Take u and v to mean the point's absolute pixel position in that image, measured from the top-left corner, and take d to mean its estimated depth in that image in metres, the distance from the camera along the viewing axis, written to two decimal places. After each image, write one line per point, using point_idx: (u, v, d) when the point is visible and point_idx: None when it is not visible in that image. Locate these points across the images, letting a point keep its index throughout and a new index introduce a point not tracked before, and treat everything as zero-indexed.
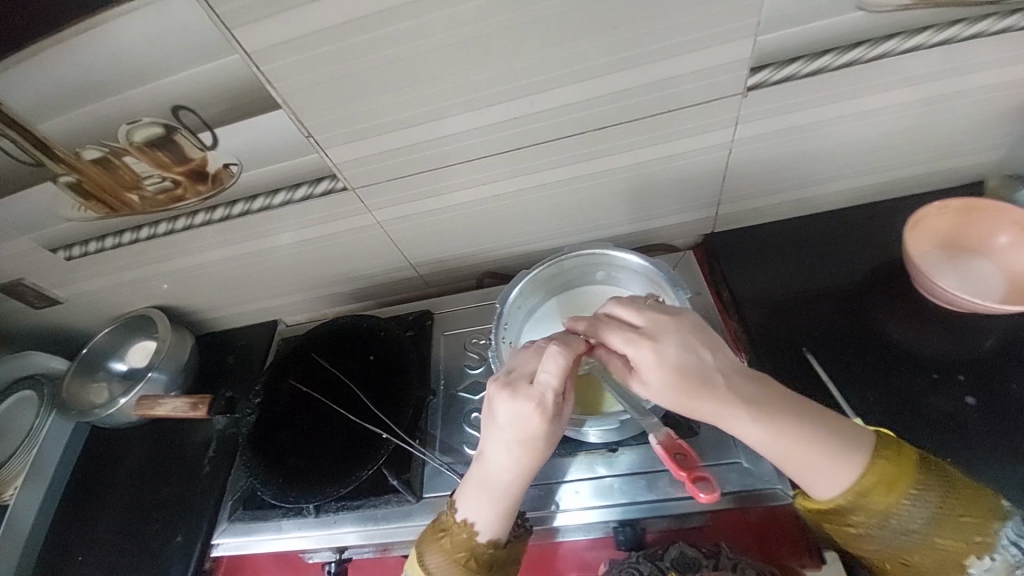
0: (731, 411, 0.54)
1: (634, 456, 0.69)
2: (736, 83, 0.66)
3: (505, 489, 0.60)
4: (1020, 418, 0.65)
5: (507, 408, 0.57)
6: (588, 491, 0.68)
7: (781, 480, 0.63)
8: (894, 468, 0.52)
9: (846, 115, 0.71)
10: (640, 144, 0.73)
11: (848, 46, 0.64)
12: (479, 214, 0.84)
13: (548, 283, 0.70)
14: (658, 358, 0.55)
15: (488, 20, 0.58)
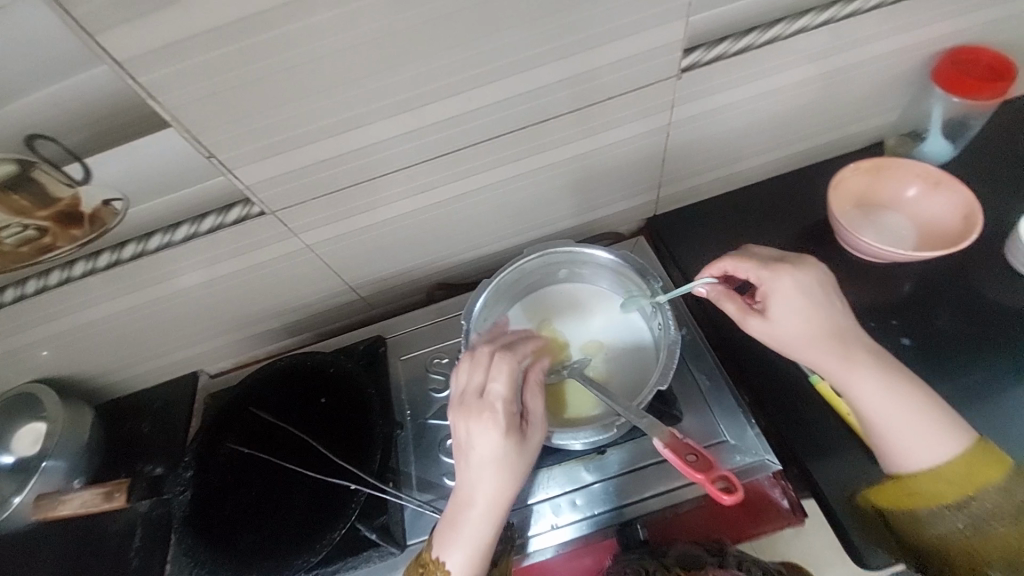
0: (879, 380, 0.58)
1: (623, 454, 0.67)
2: (670, 65, 0.65)
3: (483, 520, 0.55)
4: (948, 354, 0.71)
5: (471, 427, 0.54)
6: (583, 499, 0.65)
7: (767, 450, 0.65)
8: (986, 465, 0.55)
9: (770, 89, 0.73)
10: (582, 135, 0.71)
11: (769, 23, 0.67)
12: (421, 224, 0.77)
13: (511, 292, 0.66)
14: (774, 299, 0.61)
15: (412, 10, 0.53)
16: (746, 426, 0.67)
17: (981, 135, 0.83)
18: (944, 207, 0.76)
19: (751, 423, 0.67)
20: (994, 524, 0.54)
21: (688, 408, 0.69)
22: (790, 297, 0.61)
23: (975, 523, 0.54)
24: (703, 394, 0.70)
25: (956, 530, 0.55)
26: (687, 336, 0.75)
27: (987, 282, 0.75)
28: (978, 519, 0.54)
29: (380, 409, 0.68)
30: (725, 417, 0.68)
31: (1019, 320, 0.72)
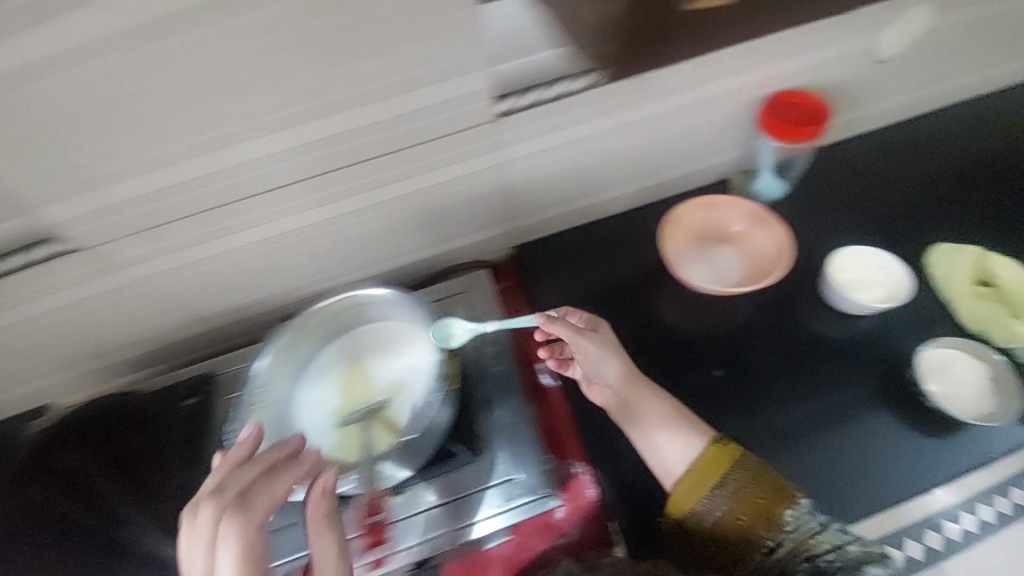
0: (673, 424, 0.66)
1: (415, 494, 0.63)
2: (484, 110, 0.67)
3: None
4: (758, 385, 0.76)
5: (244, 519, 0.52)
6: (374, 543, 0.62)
7: (552, 487, 0.63)
8: (718, 459, 0.63)
9: (597, 131, 0.78)
10: (415, 172, 0.73)
11: (578, 74, 0.70)
12: (264, 257, 0.77)
13: (314, 333, 0.64)
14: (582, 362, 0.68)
15: (192, 60, 0.54)
16: (538, 461, 0.64)
17: (813, 174, 0.88)
18: (765, 243, 0.81)
19: (545, 456, 0.65)
20: (741, 499, 0.61)
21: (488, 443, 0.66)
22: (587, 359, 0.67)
23: (727, 503, 0.62)
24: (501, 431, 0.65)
25: (723, 519, 0.62)
26: (501, 372, 0.68)
27: (806, 318, 0.79)
28: (725, 501, 0.62)
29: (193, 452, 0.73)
30: (519, 452, 0.65)
31: (825, 353, 0.77)
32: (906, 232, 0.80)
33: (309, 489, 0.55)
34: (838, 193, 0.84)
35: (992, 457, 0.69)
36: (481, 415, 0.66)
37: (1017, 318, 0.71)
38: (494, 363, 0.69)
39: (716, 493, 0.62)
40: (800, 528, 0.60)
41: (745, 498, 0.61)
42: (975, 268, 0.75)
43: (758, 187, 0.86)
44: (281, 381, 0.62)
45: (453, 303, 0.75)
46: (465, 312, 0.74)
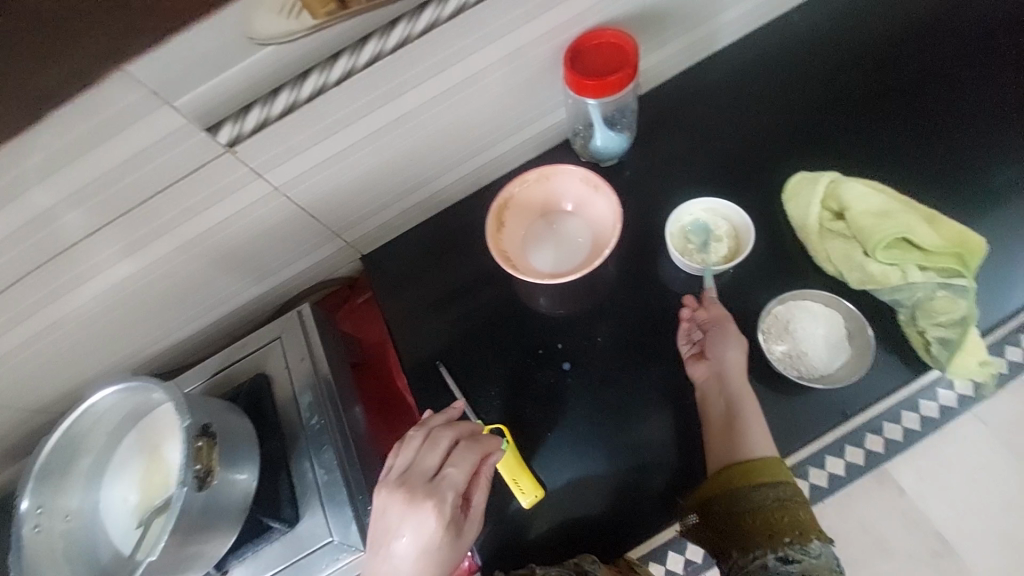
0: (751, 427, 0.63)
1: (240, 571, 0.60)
2: (204, 147, 0.56)
3: None
4: (606, 372, 0.73)
5: (419, 528, 0.54)
6: None
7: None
8: (778, 463, 0.61)
9: (378, 129, 0.66)
10: (183, 218, 0.63)
11: (298, 77, 0.55)
12: (75, 336, 0.73)
13: (89, 436, 0.59)
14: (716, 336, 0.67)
15: None
16: (352, 520, 0.58)
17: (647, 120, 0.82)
18: (605, 213, 0.74)
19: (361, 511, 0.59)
20: (777, 507, 0.59)
21: (304, 507, 0.60)
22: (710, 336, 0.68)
23: (764, 508, 0.59)
24: (318, 491, 0.60)
25: (762, 507, 0.59)
26: (317, 425, 0.63)
27: (657, 283, 0.74)
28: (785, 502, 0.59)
29: None
30: (332, 511, 0.59)
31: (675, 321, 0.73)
32: (744, 173, 0.77)
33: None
34: (686, 146, 0.80)
35: (854, 412, 0.65)
36: (293, 477, 0.61)
37: (868, 254, 0.65)
38: (309, 416, 0.63)
39: (771, 494, 0.59)
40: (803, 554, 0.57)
41: (797, 504, 0.59)
42: (828, 198, 0.70)
43: (599, 146, 0.77)
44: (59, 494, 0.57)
45: (269, 352, 0.68)
46: (281, 361, 0.67)
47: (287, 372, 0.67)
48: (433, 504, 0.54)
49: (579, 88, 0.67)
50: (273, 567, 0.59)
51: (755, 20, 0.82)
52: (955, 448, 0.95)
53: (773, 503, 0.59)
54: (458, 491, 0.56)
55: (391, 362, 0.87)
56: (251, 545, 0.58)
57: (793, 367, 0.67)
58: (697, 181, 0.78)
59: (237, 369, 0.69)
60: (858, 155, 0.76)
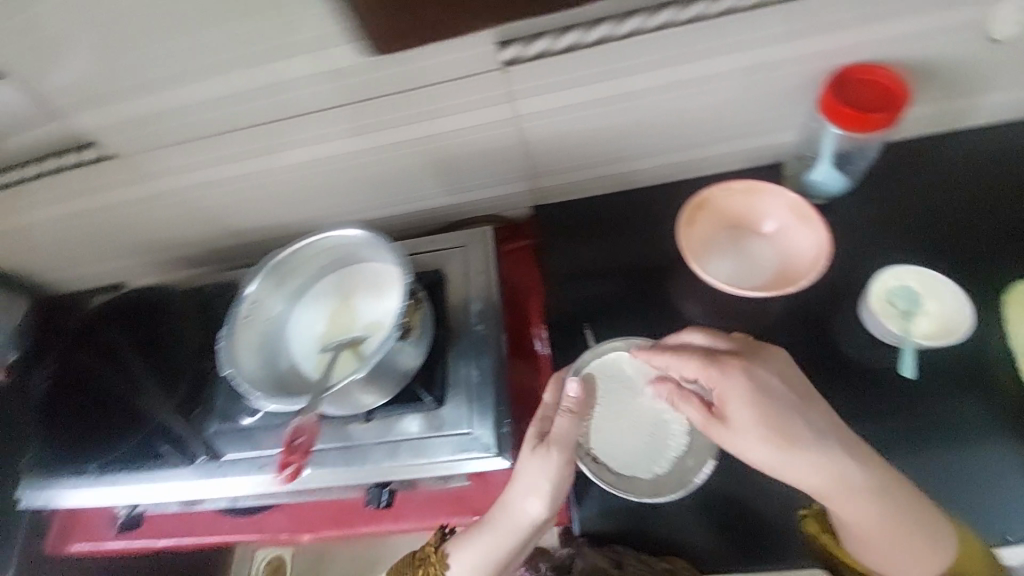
0: (787, 455, 0.55)
1: (381, 425, 0.67)
2: (488, 57, 0.61)
3: (488, 535, 0.65)
4: None
5: (554, 452, 0.62)
6: (330, 457, 0.67)
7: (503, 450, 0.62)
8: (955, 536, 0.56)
9: (626, 91, 0.69)
10: (430, 116, 0.68)
11: (594, 21, 0.60)
12: (285, 184, 0.81)
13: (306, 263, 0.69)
14: (732, 393, 0.57)
15: None
16: (494, 422, 0.64)
17: (869, 172, 0.79)
18: (806, 245, 0.72)
19: (503, 419, 0.64)
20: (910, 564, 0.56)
21: (453, 394, 0.66)
22: (720, 383, 0.57)
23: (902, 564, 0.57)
24: (467, 387, 0.66)
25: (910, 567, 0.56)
26: (480, 331, 0.68)
27: (827, 334, 0.72)
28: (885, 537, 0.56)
29: (204, 345, 0.75)
30: (478, 407, 0.65)
31: (836, 380, 0.70)
32: (954, 259, 0.73)
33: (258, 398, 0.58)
34: (902, 212, 0.76)
35: (1016, 539, 0.61)
36: (448, 367, 0.67)
37: None
38: (476, 321, 0.69)
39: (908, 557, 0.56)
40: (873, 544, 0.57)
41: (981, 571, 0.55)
42: None
43: (815, 179, 0.78)
44: (267, 301, 0.67)
45: (451, 255, 0.75)
46: (460, 266, 0.73)
47: (463, 277, 0.73)
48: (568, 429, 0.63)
49: (831, 114, 0.66)
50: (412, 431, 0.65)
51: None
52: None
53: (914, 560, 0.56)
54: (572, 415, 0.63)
55: (530, 305, 0.85)
56: (400, 407, 0.65)
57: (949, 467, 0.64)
58: (905, 250, 0.75)
59: (418, 260, 0.76)
60: None
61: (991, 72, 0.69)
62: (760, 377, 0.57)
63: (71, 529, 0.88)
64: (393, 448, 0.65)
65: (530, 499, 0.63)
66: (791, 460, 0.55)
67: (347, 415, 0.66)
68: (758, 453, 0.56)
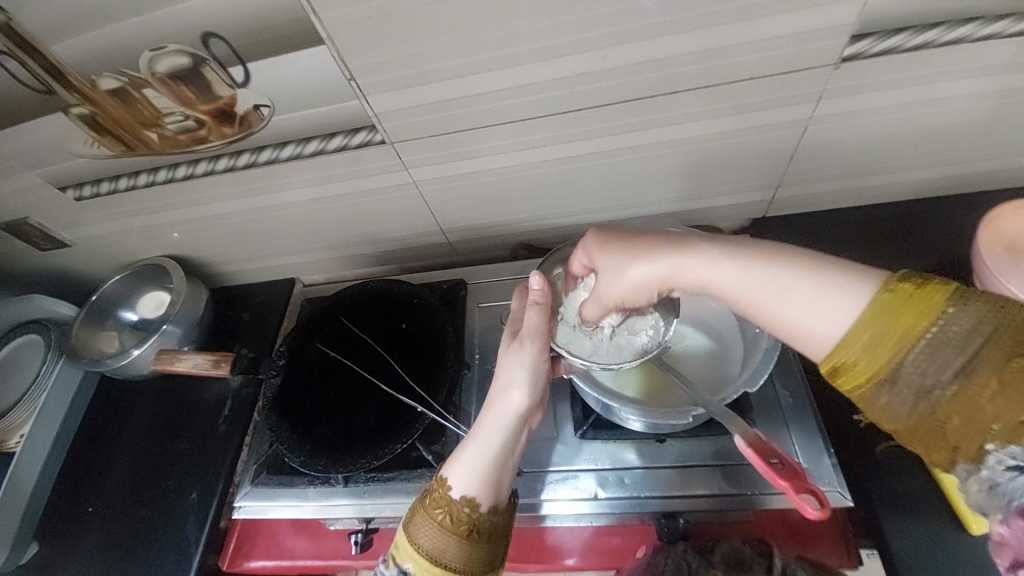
0: (627, 266, 0.54)
1: (683, 448, 0.64)
2: (831, 52, 0.58)
3: (489, 424, 0.59)
4: None
5: (524, 347, 0.61)
6: (631, 479, 0.63)
7: (841, 483, 0.61)
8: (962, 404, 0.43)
9: (938, 99, 0.64)
10: (728, 112, 0.65)
11: (959, 21, 0.56)
12: (526, 181, 0.77)
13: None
14: (606, 277, 0.56)
15: None
16: (822, 454, 0.63)
17: None
18: None
19: (829, 452, 0.64)
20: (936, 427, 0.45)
21: (760, 416, 0.67)
22: (596, 249, 0.57)
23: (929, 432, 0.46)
24: (783, 410, 0.67)
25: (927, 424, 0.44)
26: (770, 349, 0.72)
27: None
28: (926, 394, 0.44)
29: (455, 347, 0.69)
30: (801, 437, 0.65)
31: None
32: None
33: (623, 408, 0.59)
34: None
35: None
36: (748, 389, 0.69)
37: None
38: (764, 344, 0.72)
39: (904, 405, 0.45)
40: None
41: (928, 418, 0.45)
42: None
43: None
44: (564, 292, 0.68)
45: None
46: None
47: None
48: (538, 323, 0.61)
49: None
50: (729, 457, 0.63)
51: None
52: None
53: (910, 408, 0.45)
54: (542, 310, 0.61)
55: None
56: (710, 429, 0.64)
57: None
58: None
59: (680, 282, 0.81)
60: None
61: None
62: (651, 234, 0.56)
63: (253, 537, 0.82)
64: (702, 474, 0.62)
65: (514, 382, 0.60)
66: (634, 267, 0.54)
67: (643, 434, 0.64)
68: (637, 275, 0.53)
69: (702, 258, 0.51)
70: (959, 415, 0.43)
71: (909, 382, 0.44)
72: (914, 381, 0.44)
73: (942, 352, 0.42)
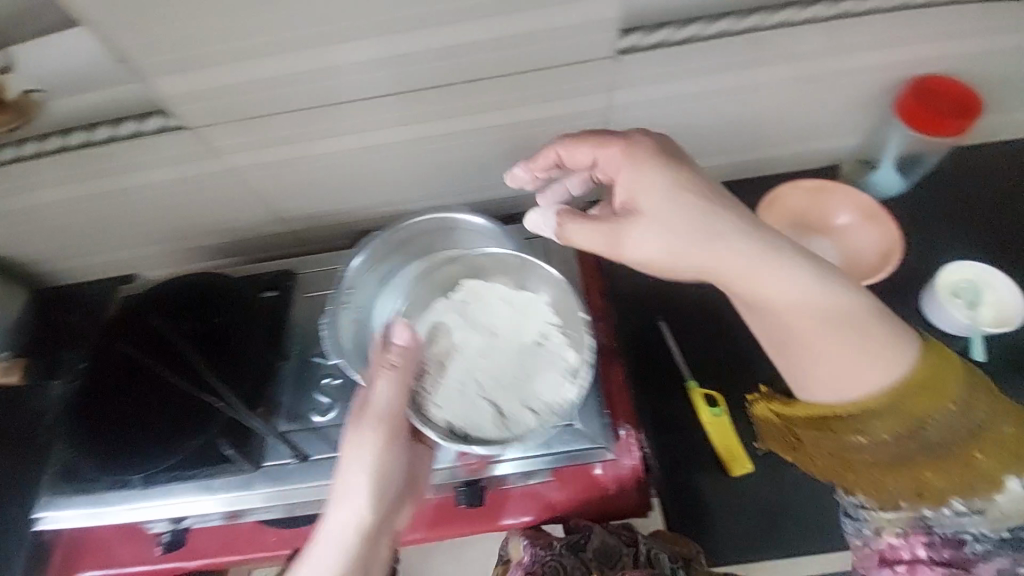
0: (653, 213, 0.50)
1: None
2: (608, 44, 0.60)
3: (332, 533, 0.56)
4: None
5: (370, 430, 0.57)
6: (432, 452, 0.66)
7: (604, 439, 0.67)
8: (909, 453, 0.49)
9: (725, 88, 0.69)
10: (529, 100, 0.67)
11: (718, 16, 0.62)
12: (351, 169, 0.76)
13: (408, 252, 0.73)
14: (572, 225, 0.53)
15: None
16: (597, 415, 0.68)
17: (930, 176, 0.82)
18: (870, 241, 0.74)
19: (603, 412, 0.68)
20: (874, 462, 0.50)
21: None
22: (569, 219, 0.54)
23: (872, 462, 0.50)
24: None
25: (878, 454, 0.50)
26: None
27: None
28: (910, 442, 0.48)
29: (267, 337, 0.70)
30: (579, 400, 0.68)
31: None
32: (1022, 259, 0.76)
33: (379, 393, 0.61)
34: (954, 211, 0.79)
35: None
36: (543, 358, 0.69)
37: None
38: None
39: (862, 440, 0.50)
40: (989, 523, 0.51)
41: (896, 460, 0.49)
42: None
43: (872, 181, 0.79)
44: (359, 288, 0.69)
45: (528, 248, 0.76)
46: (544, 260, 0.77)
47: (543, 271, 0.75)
48: (391, 396, 0.57)
49: (909, 119, 0.68)
50: None
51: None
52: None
53: (875, 444, 0.49)
54: (396, 373, 0.57)
55: None
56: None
57: None
58: (964, 246, 0.77)
59: None
60: None
61: None
62: (717, 194, 0.50)
63: (78, 549, 0.78)
64: None
65: (353, 466, 0.57)
66: (646, 232, 0.50)
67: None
68: (640, 246, 0.51)
69: (664, 232, 0.50)
70: (928, 465, 0.49)
71: (923, 437, 0.48)
72: (926, 437, 0.48)
73: (962, 415, 0.48)
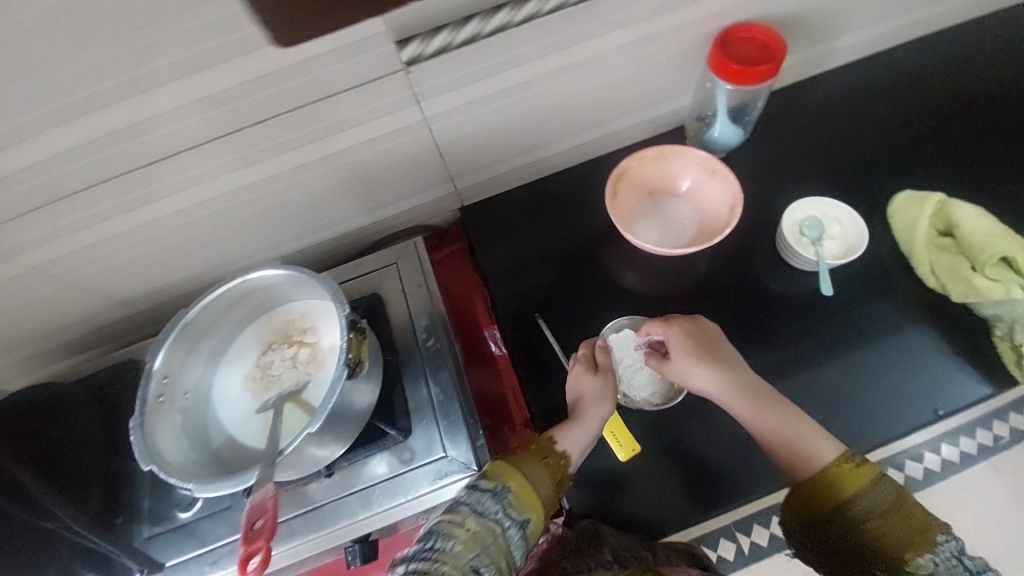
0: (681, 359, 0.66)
1: (348, 474, 0.62)
2: (390, 58, 0.57)
3: None
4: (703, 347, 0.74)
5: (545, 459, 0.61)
6: (301, 525, 0.61)
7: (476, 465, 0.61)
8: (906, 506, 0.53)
9: (537, 77, 0.67)
10: (337, 128, 0.63)
11: (491, 9, 0.57)
12: (177, 233, 0.70)
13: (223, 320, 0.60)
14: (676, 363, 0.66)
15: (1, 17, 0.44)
16: (471, 439, 0.62)
17: (767, 117, 0.84)
18: (717, 198, 0.76)
19: (475, 435, 0.63)
20: (862, 534, 0.53)
21: (414, 414, 0.64)
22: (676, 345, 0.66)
23: (865, 536, 0.53)
24: (432, 408, 0.64)
25: (847, 536, 0.54)
26: (433, 347, 0.67)
27: (760, 274, 0.76)
28: (870, 509, 0.54)
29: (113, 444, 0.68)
30: (445, 428, 0.63)
31: (784, 312, 0.74)
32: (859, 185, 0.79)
33: (197, 491, 0.49)
34: (795, 149, 0.82)
35: (947, 411, 0.68)
36: (408, 392, 0.65)
37: (975, 269, 0.69)
38: (426, 338, 0.67)
39: (855, 511, 0.54)
40: (965, 562, 0.50)
41: (876, 529, 0.53)
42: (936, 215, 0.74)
43: (715, 135, 0.80)
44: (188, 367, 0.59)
45: (385, 276, 0.73)
46: (397, 284, 0.72)
47: (401, 295, 0.71)
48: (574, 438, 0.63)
49: (721, 71, 0.67)
50: (387, 471, 0.61)
51: (879, 43, 0.83)
52: (968, 489, 1.03)
53: (858, 524, 0.54)
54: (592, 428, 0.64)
55: (477, 309, 0.84)
56: (364, 451, 0.61)
57: (873, 368, 0.71)
58: (808, 181, 0.80)
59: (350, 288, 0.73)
60: (973, 188, 0.78)
61: (850, 13, 0.73)
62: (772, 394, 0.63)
63: None
64: (365, 495, 0.61)
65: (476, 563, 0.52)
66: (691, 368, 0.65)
67: (307, 477, 0.61)
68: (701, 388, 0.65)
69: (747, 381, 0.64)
70: (874, 537, 0.53)
71: (867, 504, 0.54)
72: (869, 505, 0.54)
73: (881, 480, 0.55)
